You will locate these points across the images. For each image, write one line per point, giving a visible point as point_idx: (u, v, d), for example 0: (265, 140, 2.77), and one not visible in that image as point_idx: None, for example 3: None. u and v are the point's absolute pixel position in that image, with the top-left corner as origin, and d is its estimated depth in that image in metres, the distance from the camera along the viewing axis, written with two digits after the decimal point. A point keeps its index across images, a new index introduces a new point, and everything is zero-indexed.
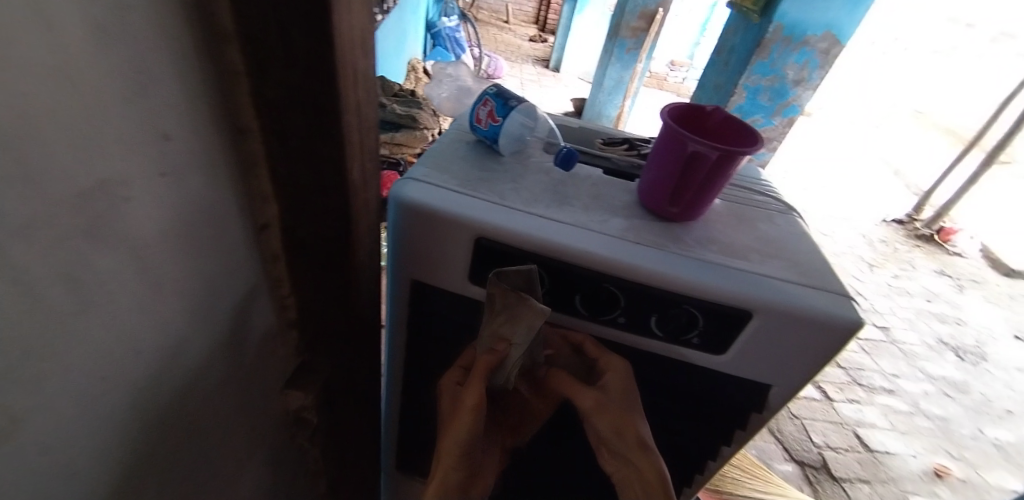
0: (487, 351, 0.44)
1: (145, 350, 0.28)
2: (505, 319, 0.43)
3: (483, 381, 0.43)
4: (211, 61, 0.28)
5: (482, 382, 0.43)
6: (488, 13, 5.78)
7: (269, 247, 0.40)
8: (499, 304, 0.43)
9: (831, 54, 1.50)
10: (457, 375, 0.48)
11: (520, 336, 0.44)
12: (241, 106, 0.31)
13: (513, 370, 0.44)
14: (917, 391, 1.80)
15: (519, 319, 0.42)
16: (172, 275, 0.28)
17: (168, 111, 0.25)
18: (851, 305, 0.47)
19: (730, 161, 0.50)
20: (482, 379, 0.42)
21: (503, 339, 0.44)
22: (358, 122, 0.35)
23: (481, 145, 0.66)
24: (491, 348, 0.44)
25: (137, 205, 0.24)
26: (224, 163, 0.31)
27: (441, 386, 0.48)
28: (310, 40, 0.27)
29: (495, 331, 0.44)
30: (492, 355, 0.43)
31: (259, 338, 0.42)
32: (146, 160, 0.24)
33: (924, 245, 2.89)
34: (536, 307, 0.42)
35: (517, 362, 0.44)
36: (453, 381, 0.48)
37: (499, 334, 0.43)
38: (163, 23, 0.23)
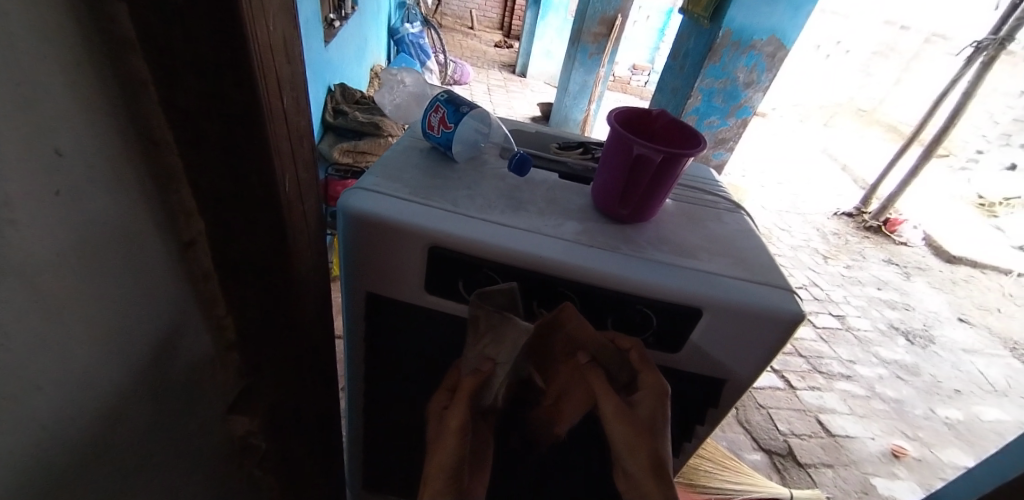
0: (473, 371, 0.42)
1: (46, 383, 0.26)
2: (489, 339, 0.42)
3: (468, 400, 0.40)
4: (113, 69, 0.26)
5: (467, 402, 0.40)
6: (451, 19, 5.77)
7: (200, 266, 0.37)
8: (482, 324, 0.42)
9: (777, 57, 1.57)
10: (445, 398, 0.46)
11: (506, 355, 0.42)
12: (154, 118, 0.29)
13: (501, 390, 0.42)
14: (873, 375, 1.89)
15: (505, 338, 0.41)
16: (74, 300, 0.26)
17: (61, 124, 0.23)
18: (794, 298, 0.48)
19: (675, 163, 0.51)
20: (468, 397, 0.40)
21: (489, 358, 0.42)
22: (287, 132, 0.34)
23: (434, 151, 0.65)
24: (477, 368, 0.42)
25: (24, 227, 0.22)
26: (135, 177, 0.28)
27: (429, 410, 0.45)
28: (224, 47, 0.26)
29: (482, 350, 0.42)
30: (477, 376, 0.42)
31: (194, 363, 0.40)
32: (34, 179, 0.22)
33: (873, 236, 3.05)
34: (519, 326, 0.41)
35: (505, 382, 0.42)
36: (440, 405, 0.45)
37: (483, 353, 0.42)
38: (48, 29, 0.21)
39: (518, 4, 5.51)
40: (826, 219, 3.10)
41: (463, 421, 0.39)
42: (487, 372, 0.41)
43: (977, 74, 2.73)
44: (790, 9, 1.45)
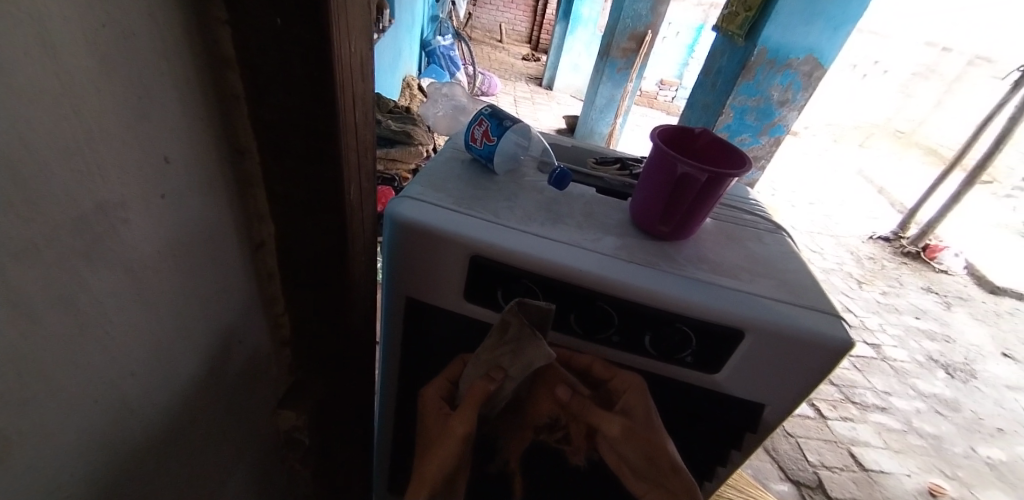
0: (481, 378, 0.40)
1: (139, 370, 0.27)
2: (508, 349, 0.40)
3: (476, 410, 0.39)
4: (214, 86, 0.28)
5: (475, 410, 0.39)
6: (482, 33, 5.87)
7: (266, 266, 0.40)
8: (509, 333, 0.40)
9: (814, 76, 1.53)
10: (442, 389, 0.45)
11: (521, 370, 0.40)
12: (240, 129, 0.31)
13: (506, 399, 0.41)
14: (910, 408, 1.81)
15: (524, 355, 0.39)
16: (168, 292, 0.28)
17: (172, 135, 0.25)
18: (841, 325, 0.48)
19: (719, 183, 0.52)
20: (475, 408, 0.39)
21: (500, 367, 0.40)
22: (355, 144, 0.36)
23: (475, 163, 0.66)
24: (487, 375, 0.40)
25: (136, 226, 0.24)
26: (221, 184, 0.31)
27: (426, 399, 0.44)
28: (311, 66, 0.28)
29: (494, 358, 0.41)
30: (486, 383, 0.40)
31: (253, 357, 0.42)
32: (148, 182, 0.24)
33: (911, 262, 2.93)
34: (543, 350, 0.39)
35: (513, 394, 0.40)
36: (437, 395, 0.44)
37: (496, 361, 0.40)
38: (169, 49, 0.24)
39: (546, 18, 5.57)
40: (860, 243, 3.00)
41: (466, 430, 0.38)
42: (497, 383, 0.39)
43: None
44: (827, 28, 1.43)
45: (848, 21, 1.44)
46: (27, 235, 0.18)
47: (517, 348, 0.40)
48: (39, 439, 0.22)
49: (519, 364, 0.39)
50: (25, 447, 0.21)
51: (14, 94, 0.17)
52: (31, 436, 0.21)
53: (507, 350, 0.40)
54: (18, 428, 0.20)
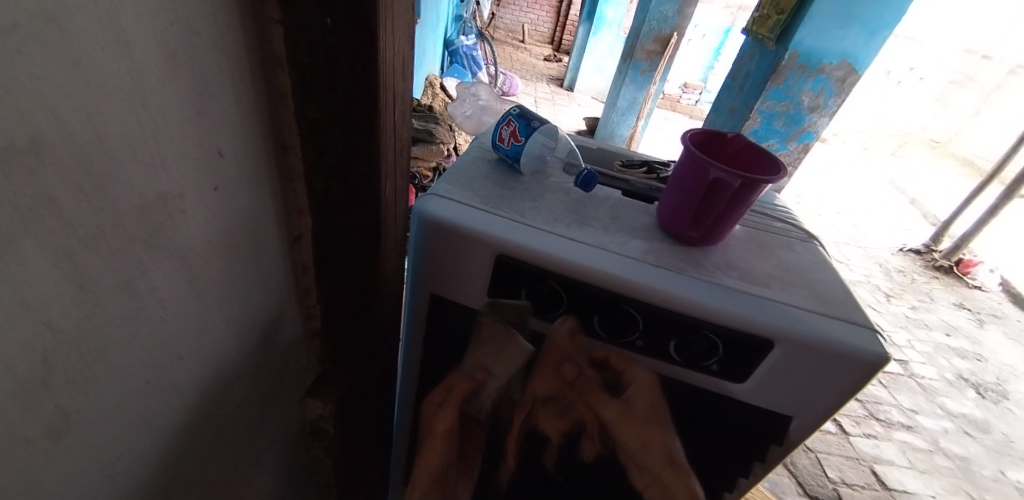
0: (467, 377, 0.47)
1: (186, 354, 0.28)
2: (489, 350, 0.49)
3: (459, 404, 0.45)
4: (265, 84, 0.29)
5: (458, 404, 0.45)
6: (504, 33, 5.88)
7: (302, 258, 0.41)
8: (486, 335, 0.50)
9: (847, 82, 1.49)
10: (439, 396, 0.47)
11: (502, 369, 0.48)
12: (286, 126, 0.32)
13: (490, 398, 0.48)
14: (937, 428, 1.75)
15: (504, 355, 0.48)
16: (215, 281, 0.29)
17: (226, 131, 0.26)
18: (876, 339, 0.46)
19: (752, 189, 0.51)
20: (457, 404, 0.45)
21: (484, 368, 0.48)
22: (393, 140, 0.36)
23: (502, 163, 0.67)
24: (472, 375, 0.47)
25: (191, 216, 0.25)
26: (267, 177, 0.32)
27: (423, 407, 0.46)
28: (358, 63, 0.29)
29: (479, 360, 0.49)
30: (471, 382, 0.47)
31: (286, 347, 0.43)
32: (203, 174, 0.25)
33: (943, 277, 2.83)
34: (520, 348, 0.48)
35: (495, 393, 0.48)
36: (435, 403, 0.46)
37: (481, 361, 0.48)
38: (227, 47, 0.25)
39: (569, 19, 5.55)
40: (890, 255, 2.91)
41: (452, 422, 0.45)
42: (480, 380, 0.47)
43: None
44: (864, 33, 1.39)
45: (887, 25, 1.40)
46: (95, 221, 0.19)
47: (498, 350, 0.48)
48: (94, 416, 0.23)
49: (502, 363, 0.48)
50: (83, 423, 0.22)
51: (88, 88, 0.17)
52: (89, 412, 0.22)
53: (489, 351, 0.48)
54: (77, 403, 0.21)
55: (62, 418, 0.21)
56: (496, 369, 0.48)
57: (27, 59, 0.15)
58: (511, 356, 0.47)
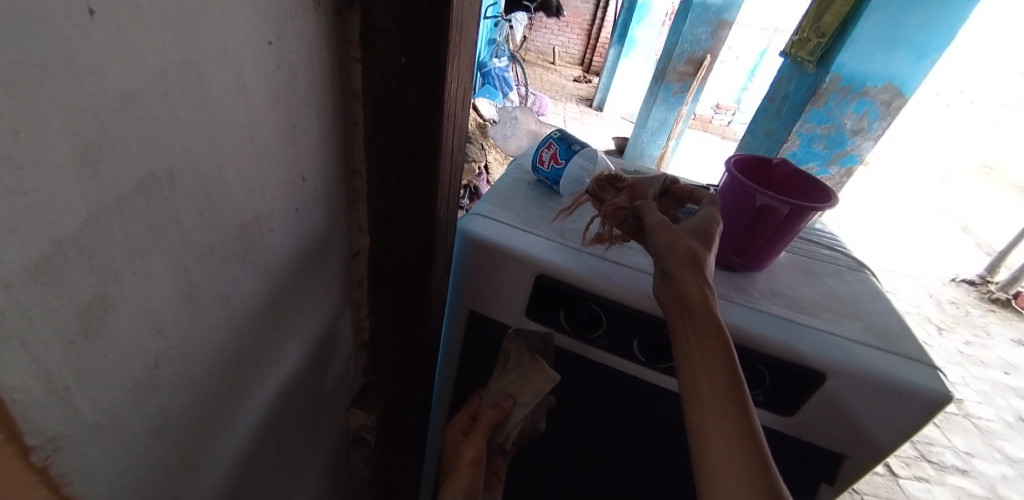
0: (493, 405, 0.50)
1: (261, 363, 0.30)
2: (514, 378, 0.49)
3: (485, 433, 0.48)
4: (341, 114, 0.31)
5: (485, 432, 0.49)
6: (535, 54, 5.98)
7: (357, 273, 0.43)
8: (511, 361, 0.50)
9: (894, 105, 1.44)
10: (465, 422, 0.53)
11: (528, 397, 0.49)
12: (355, 150, 0.34)
13: (517, 426, 0.50)
14: (996, 474, 1.63)
15: (528, 382, 0.49)
16: (288, 294, 0.31)
17: (309, 157, 0.28)
18: (936, 376, 0.45)
19: (799, 215, 0.51)
20: (484, 432, 0.49)
21: (509, 396, 0.50)
22: (449, 165, 0.38)
23: (541, 185, 0.68)
24: (498, 404, 0.50)
25: (276, 234, 0.27)
26: (336, 198, 0.34)
27: (449, 432, 0.52)
28: (426, 95, 0.31)
29: (503, 388, 0.50)
30: (498, 410, 0.50)
31: (338, 359, 0.45)
32: (289, 198, 0.27)
33: (999, 309, 2.67)
34: (545, 372, 0.48)
35: (520, 421, 0.49)
36: (460, 429, 0.52)
37: (507, 390, 0.50)
38: (316, 81, 0.27)
39: (600, 41, 5.62)
40: (940, 285, 2.77)
41: (478, 447, 0.48)
42: (507, 409, 0.49)
43: None
44: (911, 54, 1.34)
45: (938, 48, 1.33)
46: (204, 241, 0.21)
47: (523, 374, 0.49)
48: (187, 419, 0.24)
49: (526, 392, 0.48)
50: (177, 427, 0.24)
51: (210, 123, 0.20)
52: (183, 415, 0.24)
53: (514, 377, 0.49)
54: (173, 405, 0.23)
55: (160, 421, 0.22)
56: (520, 397, 0.50)
57: (167, 99, 0.17)
58: (537, 384, 0.47)
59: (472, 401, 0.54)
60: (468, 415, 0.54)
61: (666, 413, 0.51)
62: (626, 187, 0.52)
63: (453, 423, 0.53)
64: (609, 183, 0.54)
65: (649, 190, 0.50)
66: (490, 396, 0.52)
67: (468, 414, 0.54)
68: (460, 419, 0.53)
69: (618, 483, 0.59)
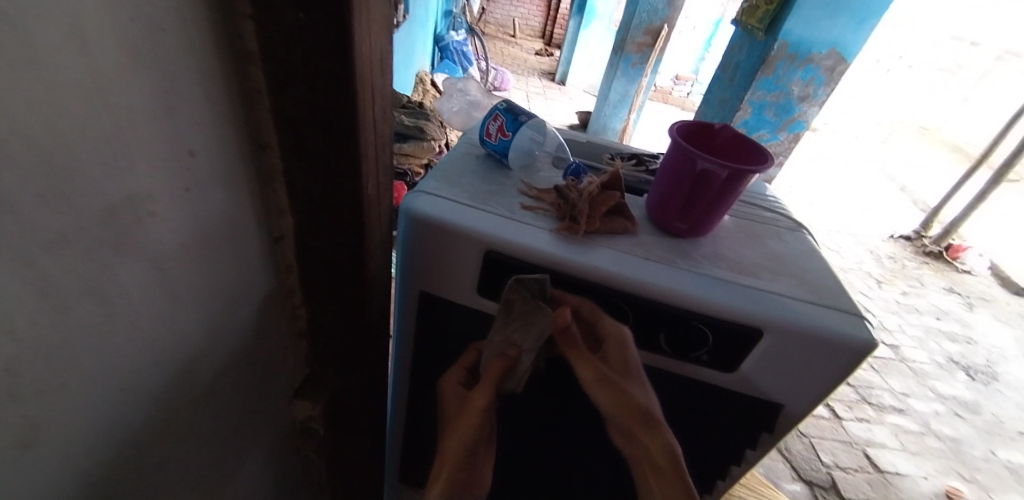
0: (499, 355, 0.44)
1: (163, 358, 0.28)
2: (518, 325, 0.44)
3: (494, 384, 0.42)
4: (237, 80, 0.29)
5: (492, 383, 0.42)
6: (494, 27, 5.84)
7: (285, 259, 0.40)
8: (515, 310, 0.44)
9: (837, 71, 1.49)
10: (460, 375, 0.49)
11: (532, 343, 0.44)
12: (263, 124, 0.32)
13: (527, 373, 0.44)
14: (928, 410, 1.78)
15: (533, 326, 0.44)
16: (188, 289, 0.29)
17: (196, 129, 0.26)
18: (864, 325, 0.47)
19: (739, 179, 0.51)
20: (493, 382, 0.42)
21: (514, 343, 0.44)
22: (374, 139, 0.36)
23: (490, 158, 0.66)
24: (503, 353, 0.44)
25: (161, 218, 0.25)
26: (243, 175, 0.31)
27: (445, 386, 0.48)
28: (333, 59, 0.28)
29: (507, 337, 0.44)
30: (504, 360, 0.43)
31: (273, 349, 0.43)
32: (172, 176, 0.25)
33: (933, 262, 2.87)
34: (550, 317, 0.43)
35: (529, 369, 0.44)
36: (456, 382, 0.48)
37: (510, 338, 0.44)
38: (194, 43, 0.24)
39: (559, 13, 5.53)
40: (880, 242, 2.94)
41: (485, 402, 0.41)
42: (513, 357, 0.43)
43: None
44: (852, 21, 1.39)
45: (874, 14, 1.40)
46: (56, 225, 0.20)
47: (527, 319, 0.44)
48: (66, 423, 0.23)
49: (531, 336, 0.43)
50: (55, 430, 0.22)
51: (42, 87, 0.18)
52: (58, 421, 0.22)
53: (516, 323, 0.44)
54: (43, 412, 0.21)
55: (28, 429, 0.21)
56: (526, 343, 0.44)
57: None
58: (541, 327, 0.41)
59: (468, 352, 0.50)
60: (463, 368, 0.50)
61: None
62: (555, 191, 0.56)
63: (446, 374, 0.49)
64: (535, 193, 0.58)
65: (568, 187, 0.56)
66: (492, 349, 0.46)
67: (464, 365, 0.50)
68: (453, 373, 0.49)
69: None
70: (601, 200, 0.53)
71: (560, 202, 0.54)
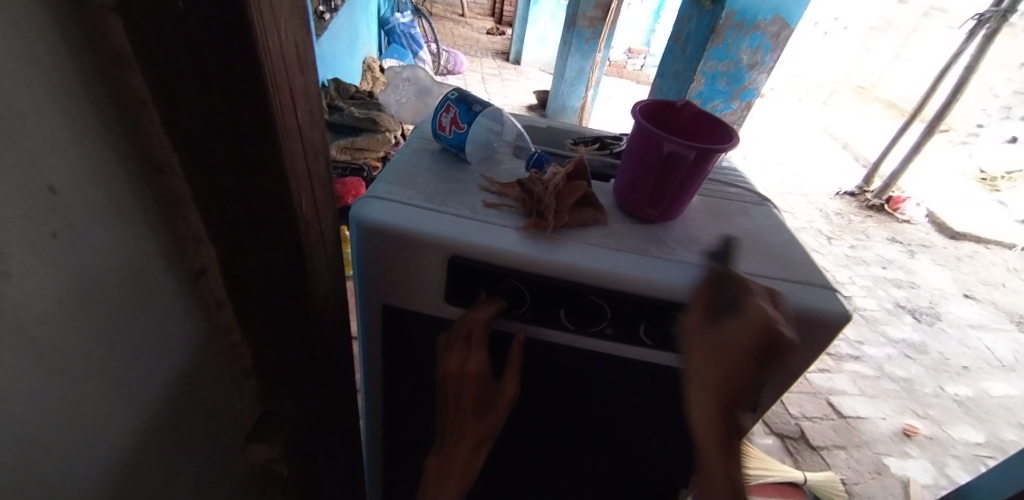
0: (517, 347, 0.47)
1: (55, 444, 0.23)
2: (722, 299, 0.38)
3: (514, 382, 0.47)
4: (107, 91, 0.23)
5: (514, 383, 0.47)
6: (443, 7, 5.67)
7: (213, 293, 0.35)
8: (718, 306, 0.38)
9: (781, 37, 1.51)
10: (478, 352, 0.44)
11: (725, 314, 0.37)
12: (154, 140, 0.26)
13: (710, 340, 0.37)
14: (881, 355, 1.87)
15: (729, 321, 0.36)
16: (77, 355, 0.23)
17: (53, 157, 0.20)
18: (837, 298, 0.46)
19: (707, 159, 0.49)
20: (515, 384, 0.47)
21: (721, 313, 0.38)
22: (302, 149, 0.31)
23: (445, 153, 0.61)
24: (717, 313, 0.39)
25: (18, 280, 0.19)
26: (134, 202, 0.26)
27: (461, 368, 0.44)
28: (227, 55, 0.23)
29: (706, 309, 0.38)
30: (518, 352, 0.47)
31: (211, 395, 0.37)
32: (26, 224, 0.19)
33: (875, 214, 3.00)
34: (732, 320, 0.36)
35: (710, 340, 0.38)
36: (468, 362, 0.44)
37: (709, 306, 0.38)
38: (33, 50, 0.19)
39: None
40: (828, 199, 3.06)
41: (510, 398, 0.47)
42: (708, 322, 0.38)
43: (982, 46, 2.70)
44: None
45: None
46: None
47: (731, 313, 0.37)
48: None
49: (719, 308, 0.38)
50: None
51: None
52: None
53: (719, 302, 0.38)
54: None
55: None
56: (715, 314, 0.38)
57: None
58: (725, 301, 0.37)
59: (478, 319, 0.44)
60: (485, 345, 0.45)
61: (600, 373, 0.50)
62: (522, 181, 0.52)
63: (475, 356, 0.44)
64: (495, 186, 0.54)
65: (534, 177, 0.52)
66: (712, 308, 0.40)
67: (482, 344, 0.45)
68: (474, 352, 0.45)
69: (556, 441, 0.58)
70: (567, 192, 0.50)
71: (525, 196, 0.50)
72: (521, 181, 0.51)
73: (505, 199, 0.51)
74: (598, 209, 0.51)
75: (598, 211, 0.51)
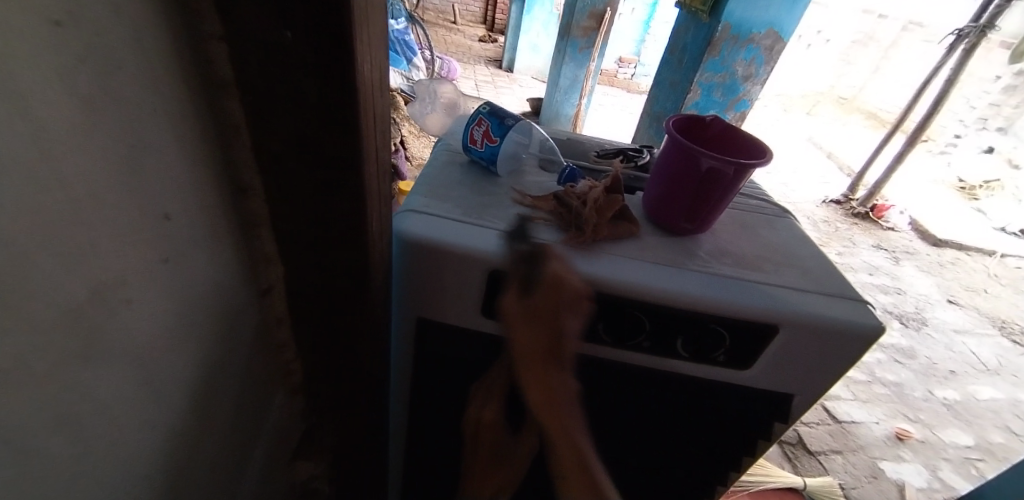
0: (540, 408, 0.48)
1: (151, 469, 0.23)
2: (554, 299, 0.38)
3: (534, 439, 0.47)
4: (207, 115, 0.23)
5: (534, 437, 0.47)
6: (434, 14, 5.67)
7: (274, 311, 0.35)
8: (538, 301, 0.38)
9: (774, 50, 1.54)
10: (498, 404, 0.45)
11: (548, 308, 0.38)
12: (240, 162, 0.26)
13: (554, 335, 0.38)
14: (872, 360, 1.90)
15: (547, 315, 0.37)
16: (175, 379, 0.23)
17: (167, 186, 0.20)
18: (868, 311, 0.47)
19: (742, 174, 0.49)
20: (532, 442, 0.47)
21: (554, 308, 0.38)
22: (375, 169, 0.31)
23: (474, 165, 0.62)
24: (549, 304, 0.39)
25: (137, 307, 0.19)
26: (224, 223, 0.26)
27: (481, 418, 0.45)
28: (321, 83, 0.23)
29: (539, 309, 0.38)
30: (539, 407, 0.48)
31: (266, 413, 0.37)
32: (144, 249, 0.19)
33: (861, 222, 3.05)
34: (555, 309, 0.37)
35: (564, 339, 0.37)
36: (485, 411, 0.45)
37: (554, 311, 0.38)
38: (156, 80, 0.19)
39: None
40: (815, 207, 3.10)
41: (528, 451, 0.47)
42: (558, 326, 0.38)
43: (961, 61, 2.76)
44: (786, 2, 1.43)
45: None
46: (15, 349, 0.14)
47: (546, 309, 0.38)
48: None
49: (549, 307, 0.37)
50: None
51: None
52: None
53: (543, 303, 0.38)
54: None
55: None
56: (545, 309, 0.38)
57: None
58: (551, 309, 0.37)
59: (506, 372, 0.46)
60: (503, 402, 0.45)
61: (630, 384, 0.49)
62: (557, 194, 0.52)
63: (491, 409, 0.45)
64: (528, 199, 0.54)
65: (569, 190, 0.52)
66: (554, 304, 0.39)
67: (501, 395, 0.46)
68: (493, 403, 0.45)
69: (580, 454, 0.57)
70: (606, 205, 0.50)
71: (562, 210, 0.51)
72: (556, 195, 0.52)
73: (540, 213, 0.52)
74: (633, 223, 0.52)
75: (632, 225, 0.51)
